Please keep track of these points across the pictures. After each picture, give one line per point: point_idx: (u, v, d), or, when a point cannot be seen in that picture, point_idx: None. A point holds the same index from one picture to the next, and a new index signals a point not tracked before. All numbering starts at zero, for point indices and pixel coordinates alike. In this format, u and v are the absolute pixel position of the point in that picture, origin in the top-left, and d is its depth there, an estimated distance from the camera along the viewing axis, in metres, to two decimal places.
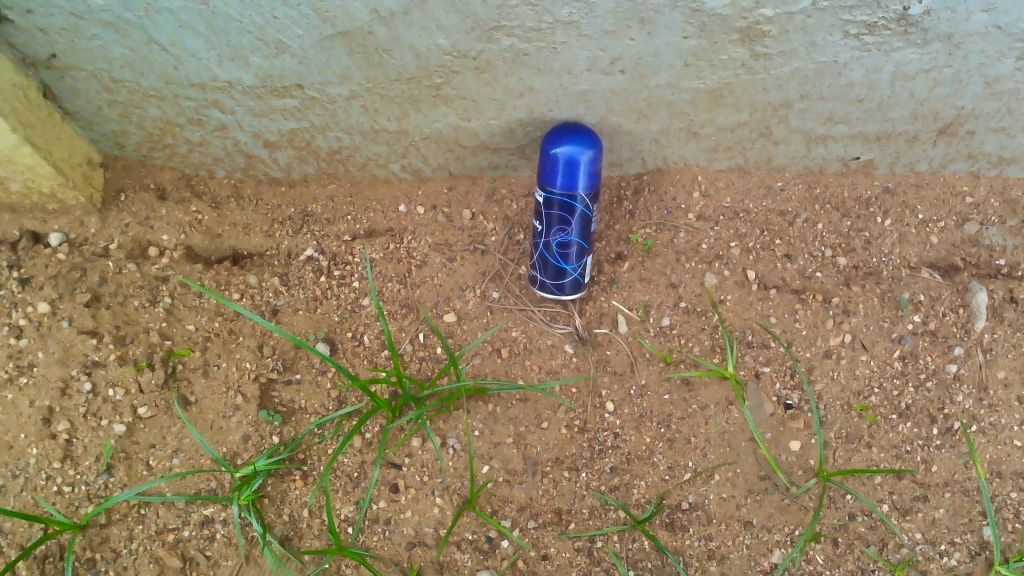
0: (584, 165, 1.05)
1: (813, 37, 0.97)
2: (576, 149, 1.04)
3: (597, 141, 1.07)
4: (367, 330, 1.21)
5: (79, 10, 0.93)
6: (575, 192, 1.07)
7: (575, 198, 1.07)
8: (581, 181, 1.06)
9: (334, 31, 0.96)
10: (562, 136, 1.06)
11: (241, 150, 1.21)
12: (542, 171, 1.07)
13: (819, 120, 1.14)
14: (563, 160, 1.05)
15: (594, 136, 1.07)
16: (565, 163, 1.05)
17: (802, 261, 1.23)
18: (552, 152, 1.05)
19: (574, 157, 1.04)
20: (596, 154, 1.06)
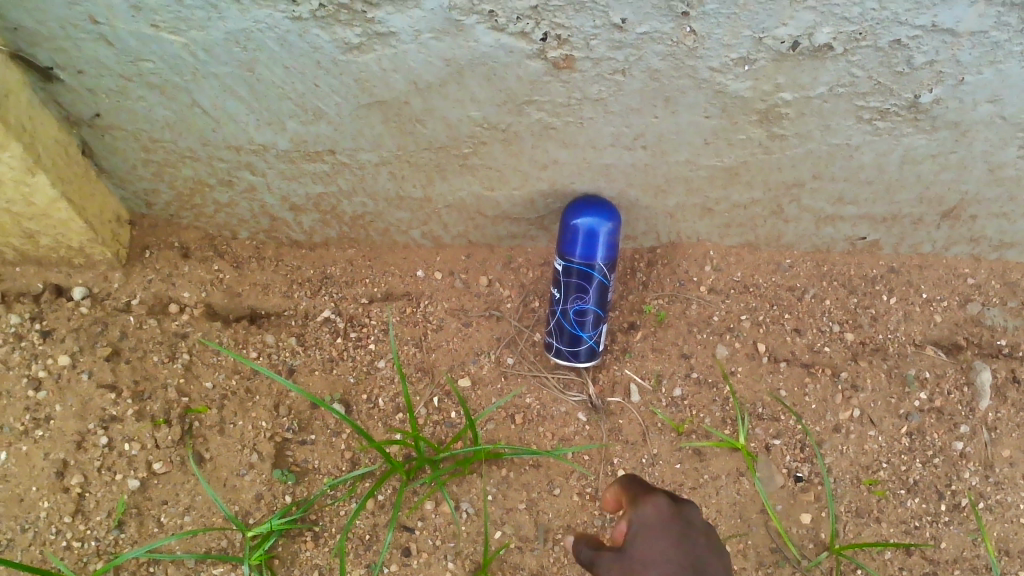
0: (602, 238, 1.08)
1: (828, 120, 1.02)
2: (596, 221, 1.08)
3: (615, 214, 1.11)
4: (382, 392, 1.22)
5: (129, 72, 0.97)
6: (594, 264, 1.10)
7: (594, 268, 1.10)
8: (599, 253, 1.09)
9: (371, 100, 1.00)
10: (583, 209, 1.10)
11: (267, 212, 1.24)
12: (561, 241, 1.11)
13: (829, 200, 1.19)
14: (583, 231, 1.08)
15: (614, 211, 1.11)
16: (585, 234, 1.08)
17: (810, 336, 1.26)
18: (573, 223, 1.09)
19: (594, 228, 1.08)
20: (614, 228, 1.09)
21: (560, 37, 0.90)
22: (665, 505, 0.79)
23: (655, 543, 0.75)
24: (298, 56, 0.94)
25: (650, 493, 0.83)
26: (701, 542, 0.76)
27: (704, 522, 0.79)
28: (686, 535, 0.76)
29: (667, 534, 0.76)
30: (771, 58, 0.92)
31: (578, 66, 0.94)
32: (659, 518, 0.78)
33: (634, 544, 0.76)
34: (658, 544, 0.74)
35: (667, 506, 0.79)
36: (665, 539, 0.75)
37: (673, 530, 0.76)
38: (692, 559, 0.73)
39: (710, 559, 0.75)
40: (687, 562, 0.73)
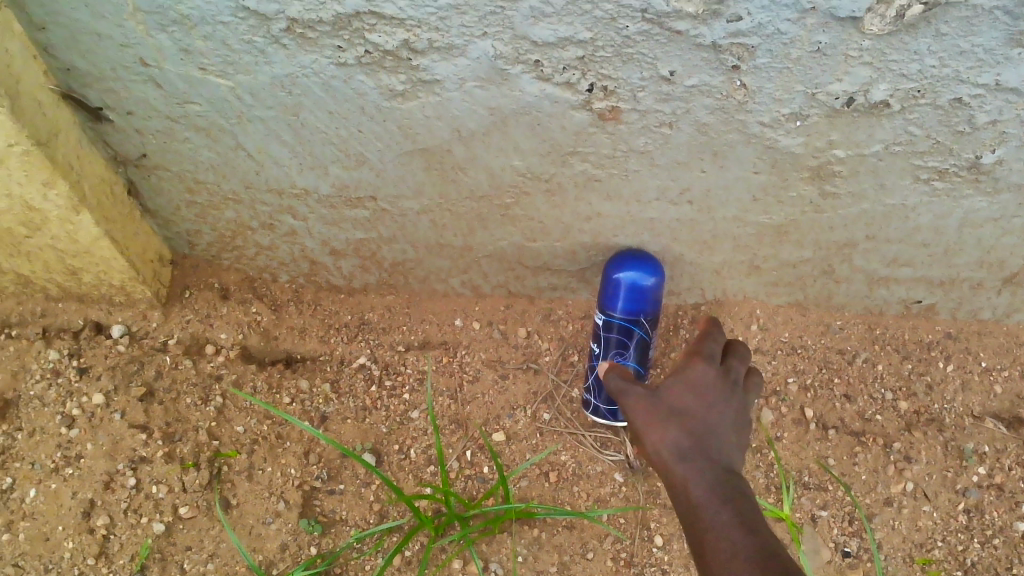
0: (645, 292, 1.06)
1: (884, 179, 0.99)
2: (640, 275, 1.06)
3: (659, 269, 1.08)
4: (414, 444, 1.19)
5: (176, 114, 0.97)
6: (637, 317, 1.07)
7: (636, 323, 1.07)
8: (642, 308, 1.06)
9: (414, 147, 0.99)
10: (625, 262, 1.07)
11: (307, 256, 1.23)
12: (603, 294, 1.08)
13: (883, 262, 1.14)
14: (625, 285, 1.06)
15: (658, 264, 1.08)
16: (628, 289, 1.05)
17: (861, 402, 1.21)
18: (615, 276, 1.07)
19: (637, 283, 1.05)
20: (658, 282, 1.07)
21: (606, 88, 0.88)
22: (710, 372, 0.88)
23: (687, 403, 0.85)
24: (343, 102, 0.93)
25: (706, 354, 0.90)
26: (728, 411, 0.86)
27: (738, 398, 0.88)
28: (717, 404, 0.85)
29: (703, 396, 0.86)
30: (824, 113, 0.89)
31: (624, 118, 0.92)
32: (701, 383, 0.87)
33: (668, 396, 0.85)
34: (689, 403, 0.84)
35: (712, 373, 0.88)
36: (696, 400, 0.85)
37: (710, 396, 0.86)
38: (714, 424, 0.84)
39: (729, 426, 0.85)
40: (706, 423, 0.83)
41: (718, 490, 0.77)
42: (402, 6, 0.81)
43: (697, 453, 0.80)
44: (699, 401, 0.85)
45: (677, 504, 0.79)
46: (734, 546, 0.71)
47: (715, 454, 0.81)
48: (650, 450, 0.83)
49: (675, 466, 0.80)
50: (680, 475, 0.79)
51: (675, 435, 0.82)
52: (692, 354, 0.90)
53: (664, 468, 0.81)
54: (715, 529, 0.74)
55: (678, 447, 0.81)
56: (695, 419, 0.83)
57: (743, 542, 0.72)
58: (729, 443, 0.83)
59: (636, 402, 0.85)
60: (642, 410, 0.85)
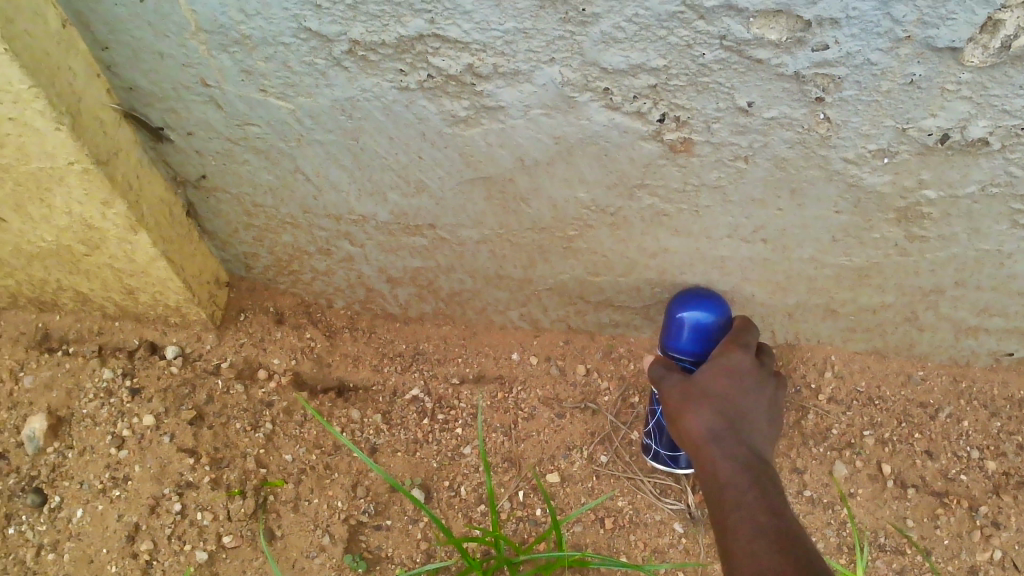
0: (710, 331, 0.99)
1: (977, 222, 0.92)
2: (704, 313, 0.99)
3: (725, 310, 1.02)
4: (465, 481, 1.14)
5: (236, 136, 0.96)
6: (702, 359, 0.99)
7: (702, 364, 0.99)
8: (708, 349, 0.99)
9: (476, 175, 0.96)
10: (690, 302, 1.01)
11: (363, 283, 1.21)
12: (664, 338, 1.02)
13: (972, 310, 1.06)
14: (690, 324, 0.99)
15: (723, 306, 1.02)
16: (693, 327, 0.99)
17: (943, 460, 1.12)
18: (679, 316, 1.00)
19: (702, 321, 0.99)
20: (723, 323, 1.00)
21: (679, 118, 0.84)
22: (749, 366, 0.93)
23: (722, 391, 0.90)
24: (403, 127, 0.91)
25: (746, 347, 0.95)
26: (758, 404, 0.91)
27: (767, 397, 0.93)
28: (749, 399, 0.91)
29: (737, 383, 0.91)
30: (915, 151, 0.83)
31: (696, 150, 0.87)
32: (739, 372, 0.92)
33: (705, 381, 0.90)
34: (725, 389, 0.90)
35: (750, 366, 0.93)
36: (730, 390, 0.90)
37: (743, 382, 0.91)
38: (744, 414, 0.89)
39: (758, 418, 0.90)
40: (737, 409, 0.89)
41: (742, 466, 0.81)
42: (467, 30, 0.78)
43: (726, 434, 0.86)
44: (734, 391, 0.90)
45: (703, 475, 0.84)
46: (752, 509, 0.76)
47: (744, 436, 0.86)
48: (683, 430, 0.89)
49: (705, 445, 0.85)
50: (709, 451, 0.85)
51: (709, 417, 0.87)
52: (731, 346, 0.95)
53: (693, 443, 0.87)
54: (736, 496, 0.78)
55: (710, 428, 0.87)
56: (727, 404, 0.89)
57: (760, 509, 0.75)
58: (756, 433, 0.88)
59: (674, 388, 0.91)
60: (680, 393, 0.91)
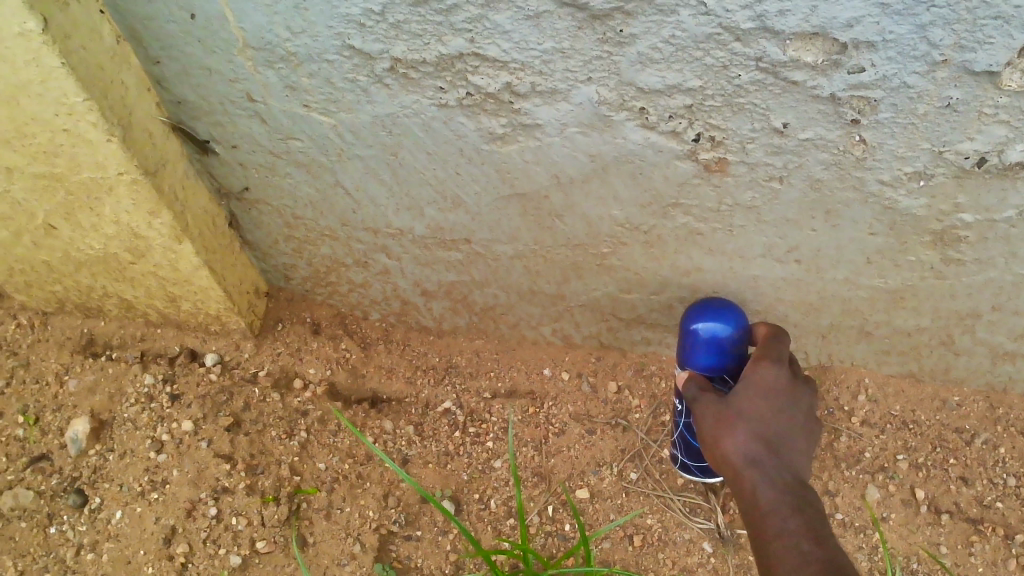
0: (726, 344, 0.91)
1: (1015, 247, 0.91)
2: (718, 324, 0.92)
3: (741, 317, 0.94)
4: (494, 494, 1.15)
5: (279, 150, 0.98)
6: (720, 373, 0.93)
7: (721, 380, 0.93)
8: (726, 363, 0.92)
9: (511, 192, 0.97)
10: (704, 311, 0.93)
11: (399, 296, 1.22)
12: (680, 350, 0.95)
13: (1010, 335, 1.05)
14: (704, 337, 0.92)
15: (740, 312, 0.94)
16: (707, 342, 0.91)
17: (978, 487, 1.11)
18: (692, 328, 0.93)
19: (717, 334, 0.91)
20: (741, 332, 0.92)
21: (713, 138, 0.85)
22: (783, 376, 0.89)
23: (758, 410, 0.87)
24: (442, 143, 0.92)
25: (777, 355, 0.91)
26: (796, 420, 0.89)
27: (803, 405, 0.91)
28: (786, 413, 0.88)
29: (774, 402, 0.88)
30: (951, 174, 0.83)
31: (731, 170, 0.88)
32: (772, 387, 0.88)
33: (740, 401, 0.87)
34: (760, 408, 0.87)
35: (784, 376, 0.89)
36: (766, 407, 0.87)
37: (781, 401, 0.88)
38: (782, 433, 0.87)
39: (796, 436, 0.88)
40: (776, 431, 0.86)
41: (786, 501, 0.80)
42: (507, 49, 0.79)
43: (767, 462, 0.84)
44: (770, 408, 0.87)
45: (744, 505, 0.82)
46: (802, 552, 0.75)
47: (784, 462, 0.85)
48: (719, 453, 0.86)
49: (746, 473, 0.84)
50: (750, 480, 0.83)
51: (747, 441, 0.85)
52: (760, 353, 0.91)
53: (732, 469, 0.85)
54: (781, 535, 0.77)
55: (749, 454, 0.85)
56: (766, 427, 0.86)
57: (812, 552, 0.74)
58: (795, 450, 0.87)
59: (707, 407, 0.88)
60: (713, 414, 0.87)
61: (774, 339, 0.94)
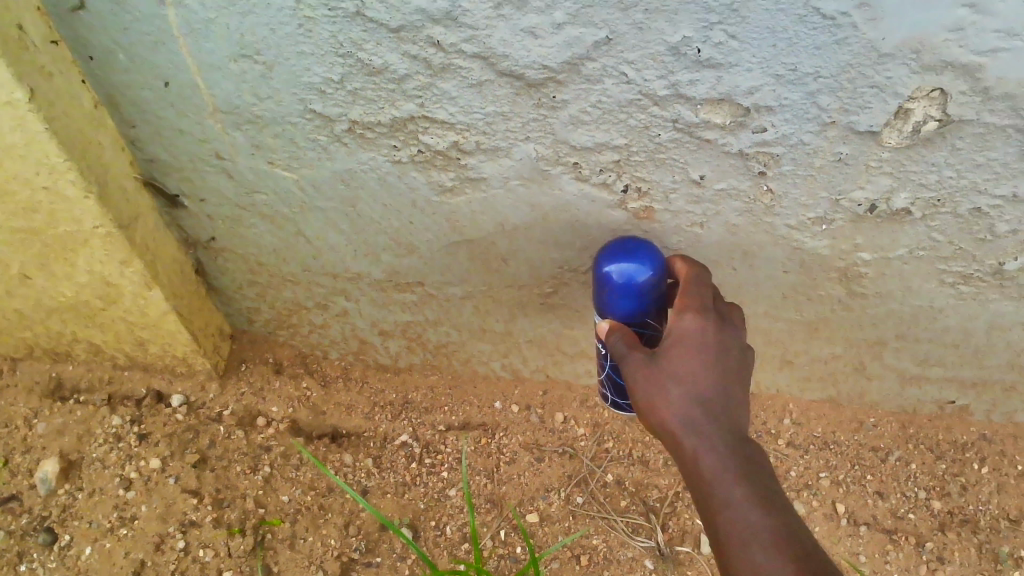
0: (643, 289, 0.83)
1: (909, 281, 1.02)
2: (633, 266, 0.83)
3: (659, 255, 0.86)
4: (450, 520, 1.22)
5: (245, 202, 1.06)
6: (642, 319, 0.85)
7: (644, 327, 0.86)
8: (646, 308, 0.84)
9: (460, 238, 1.06)
10: (617, 253, 0.85)
11: (357, 336, 1.30)
12: (598, 298, 0.86)
13: (914, 361, 1.16)
14: (618, 281, 0.83)
15: (657, 251, 0.86)
16: (621, 286, 0.83)
17: (893, 500, 1.21)
18: (605, 271, 0.84)
19: (631, 276, 0.83)
20: (659, 271, 0.84)
21: (640, 189, 0.94)
22: (710, 320, 0.82)
23: (690, 364, 0.79)
24: (396, 195, 1.01)
25: (703, 298, 0.83)
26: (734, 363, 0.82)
27: (737, 343, 0.83)
28: (721, 359, 0.81)
29: (708, 350, 0.80)
30: (848, 218, 0.94)
31: (657, 218, 0.98)
32: (702, 336, 0.81)
33: (670, 358, 0.80)
34: (695, 361, 0.79)
35: (712, 318, 0.82)
36: (698, 359, 0.80)
37: (716, 347, 0.81)
38: (720, 383, 0.79)
39: (735, 380, 0.81)
40: (714, 380, 0.79)
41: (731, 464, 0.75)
42: (453, 112, 0.89)
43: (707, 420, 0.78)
44: (704, 359, 0.80)
45: (689, 474, 0.77)
46: (757, 529, 0.71)
47: (725, 415, 0.78)
48: (654, 414, 0.79)
49: (685, 437, 0.78)
50: (692, 446, 0.77)
51: (684, 399, 0.78)
52: (682, 295, 0.84)
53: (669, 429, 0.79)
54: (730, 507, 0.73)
55: (686, 415, 0.78)
56: (703, 378, 0.79)
57: (764, 528, 0.71)
58: (736, 397, 0.81)
59: (636, 368, 0.80)
60: (643, 375, 0.80)
61: (694, 275, 0.87)
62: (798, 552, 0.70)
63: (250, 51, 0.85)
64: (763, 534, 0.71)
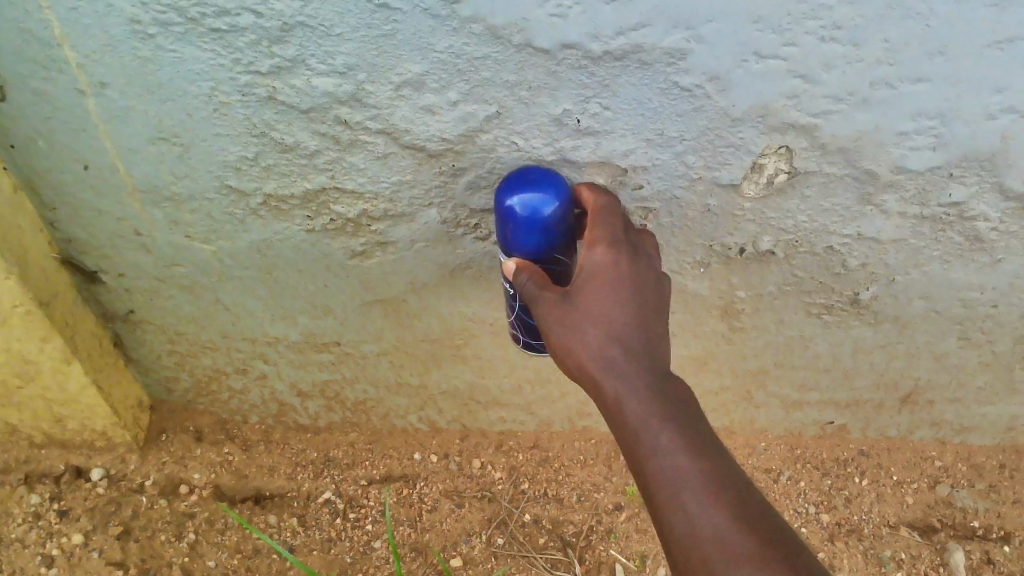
0: (548, 223, 0.81)
1: (782, 314, 1.14)
2: (534, 199, 0.81)
3: (561, 185, 0.84)
4: (376, 572, 1.26)
5: (163, 274, 1.11)
6: (549, 255, 0.83)
7: (551, 261, 0.84)
8: (551, 241, 0.83)
9: (374, 298, 1.13)
10: (518, 186, 0.83)
11: (276, 398, 1.34)
12: (503, 235, 0.84)
13: (794, 387, 1.28)
14: (520, 214, 0.81)
15: (559, 182, 0.84)
16: (524, 219, 0.81)
17: (787, 516, 1.32)
18: (506, 205, 0.82)
19: (534, 209, 0.81)
20: (563, 203, 0.82)
21: None
22: (623, 256, 0.83)
23: (604, 305, 0.80)
24: (310, 261, 1.08)
25: (611, 236, 0.83)
26: (648, 302, 0.82)
27: (651, 280, 0.84)
28: (636, 298, 0.81)
29: (620, 291, 0.81)
30: (722, 261, 1.06)
31: None
32: (615, 273, 0.81)
33: (582, 299, 0.81)
34: (607, 302, 0.80)
35: (623, 254, 0.83)
36: (613, 300, 0.80)
37: (627, 286, 0.81)
38: (634, 323, 0.80)
39: (651, 320, 0.82)
40: (629, 322, 0.80)
41: (649, 402, 0.75)
42: (362, 183, 0.97)
43: (623, 360, 0.78)
44: (618, 300, 0.81)
45: (609, 415, 0.77)
46: (679, 464, 0.71)
47: (642, 355, 0.79)
48: (572, 358, 0.80)
49: (603, 379, 0.78)
50: (610, 386, 0.78)
51: (599, 342, 0.79)
52: (590, 230, 0.84)
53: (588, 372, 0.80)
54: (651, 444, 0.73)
55: (603, 356, 0.79)
56: (618, 320, 0.80)
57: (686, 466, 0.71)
58: (653, 337, 0.81)
59: (550, 308, 0.81)
60: (556, 318, 0.80)
61: (602, 207, 0.87)
62: (720, 485, 0.70)
63: (167, 134, 0.91)
64: (684, 470, 0.70)
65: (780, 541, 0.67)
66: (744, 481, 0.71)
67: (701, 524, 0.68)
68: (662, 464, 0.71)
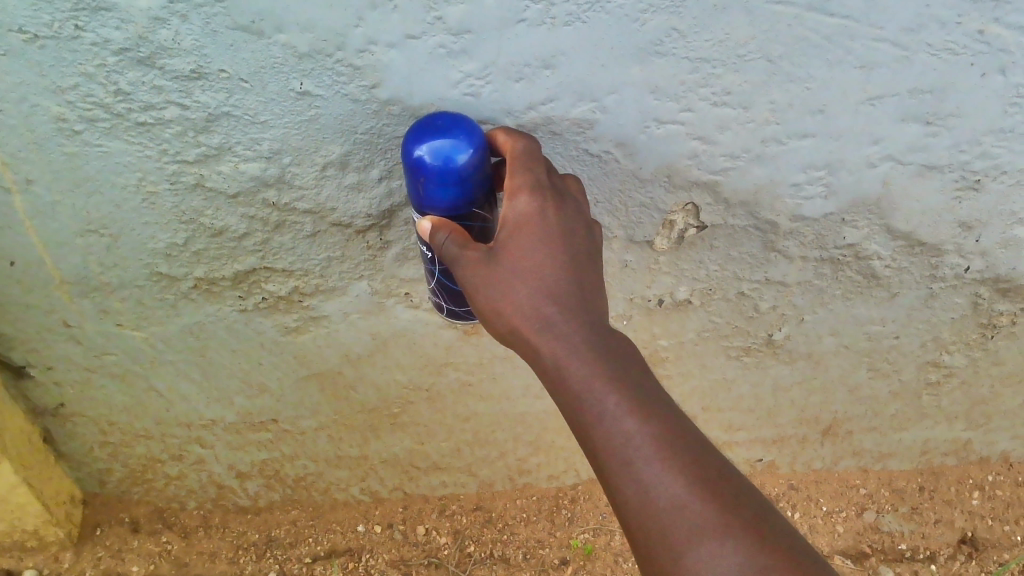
0: (464, 172, 0.72)
1: (703, 359, 1.20)
2: (447, 148, 0.71)
3: (475, 129, 0.73)
4: None
5: (94, 364, 1.10)
6: (468, 209, 0.75)
7: (470, 216, 0.76)
8: (469, 193, 0.74)
9: (309, 372, 1.15)
10: (426, 132, 0.72)
11: (214, 481, 1.33)
12: (413, 190, 0.74)
13: (722, 428, 1.34)
14: (432, 166, 0.71)
15: (471, 124, 0.74)
16: (438, 173, 0.71)
17: None
18: (415, 155, 0.71)
19: (448, 160, 0.71)
20: (479, 148, 0.72)
21: None
22: (548, 202, 0.76)
23: (532, 260, 0.74)
24: (244, 340, 1.09)
25: (534, 182, 0.75)
26: (579, 251, 0.77)
27: (579, 226, 0.78)
28: (566, 248, 0.75)
29: (549, 245, 0.74)
30: (642, 312, 1.11)
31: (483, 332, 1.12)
32: (541, 222, 0.75)
33: (508, 256, 0.74)
34: (536, 259, 0.74)
35: (548, 199, 0.76)
36: (542, 254, 0.74)
37: (556, 238, 0.75)
38: (567, 277, 0.74)
39: (585, 269, 0.76)
40: (561, 276, 0.74)
41: (590, 363, 0.70)
42: (292, 261, 0.99)
43: (560, 319, 0.72)
44: (548, 254, 0.74)
45: (547, 379, 0.72)
46: (630, 432, 0.66)
47: (578, 310, 0.73)
48: (500, 320, 0.74)
49: (539, 341, 0.72)
50: (547, 347, 0.72)
51: (531, 301, 0.73)
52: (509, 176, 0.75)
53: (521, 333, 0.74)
54: (597, 411, 0.67)
55: (536, 317, 0.73)
56: (549, 276, 0.74)
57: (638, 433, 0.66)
58: (588, 287, 0.75)
59: (474, 269, 0.74)
60: (482, 278, 0.73)
61: (520, 148, 0.77)
62: (675, 451, 0.65)
63: (96, 227, 0.93)
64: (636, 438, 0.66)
65: (740, 506, 0.64)
66: (699, 440, 0.67)
67: (658, 496, 0.64)
68: (611, 431, 0.66)
